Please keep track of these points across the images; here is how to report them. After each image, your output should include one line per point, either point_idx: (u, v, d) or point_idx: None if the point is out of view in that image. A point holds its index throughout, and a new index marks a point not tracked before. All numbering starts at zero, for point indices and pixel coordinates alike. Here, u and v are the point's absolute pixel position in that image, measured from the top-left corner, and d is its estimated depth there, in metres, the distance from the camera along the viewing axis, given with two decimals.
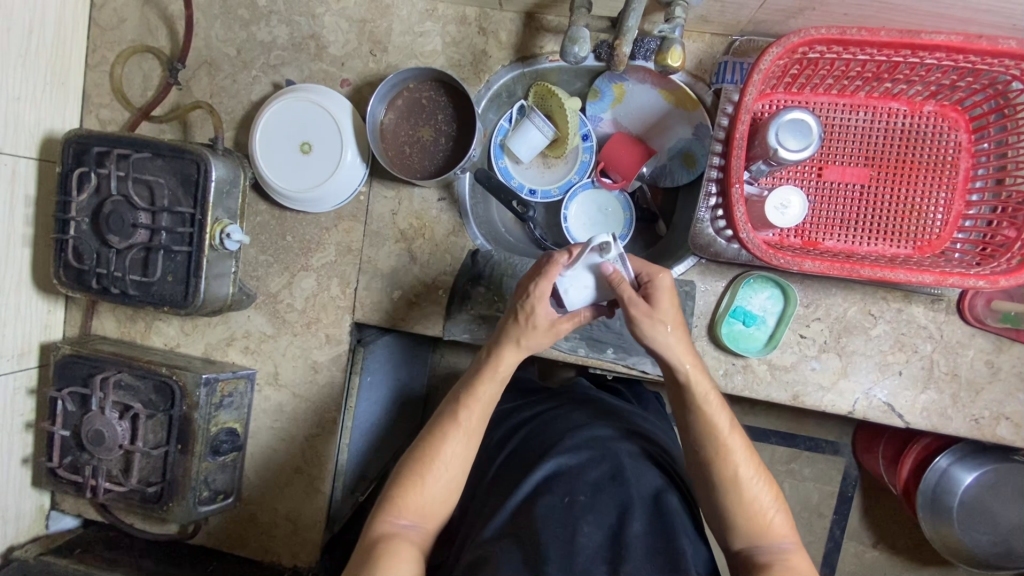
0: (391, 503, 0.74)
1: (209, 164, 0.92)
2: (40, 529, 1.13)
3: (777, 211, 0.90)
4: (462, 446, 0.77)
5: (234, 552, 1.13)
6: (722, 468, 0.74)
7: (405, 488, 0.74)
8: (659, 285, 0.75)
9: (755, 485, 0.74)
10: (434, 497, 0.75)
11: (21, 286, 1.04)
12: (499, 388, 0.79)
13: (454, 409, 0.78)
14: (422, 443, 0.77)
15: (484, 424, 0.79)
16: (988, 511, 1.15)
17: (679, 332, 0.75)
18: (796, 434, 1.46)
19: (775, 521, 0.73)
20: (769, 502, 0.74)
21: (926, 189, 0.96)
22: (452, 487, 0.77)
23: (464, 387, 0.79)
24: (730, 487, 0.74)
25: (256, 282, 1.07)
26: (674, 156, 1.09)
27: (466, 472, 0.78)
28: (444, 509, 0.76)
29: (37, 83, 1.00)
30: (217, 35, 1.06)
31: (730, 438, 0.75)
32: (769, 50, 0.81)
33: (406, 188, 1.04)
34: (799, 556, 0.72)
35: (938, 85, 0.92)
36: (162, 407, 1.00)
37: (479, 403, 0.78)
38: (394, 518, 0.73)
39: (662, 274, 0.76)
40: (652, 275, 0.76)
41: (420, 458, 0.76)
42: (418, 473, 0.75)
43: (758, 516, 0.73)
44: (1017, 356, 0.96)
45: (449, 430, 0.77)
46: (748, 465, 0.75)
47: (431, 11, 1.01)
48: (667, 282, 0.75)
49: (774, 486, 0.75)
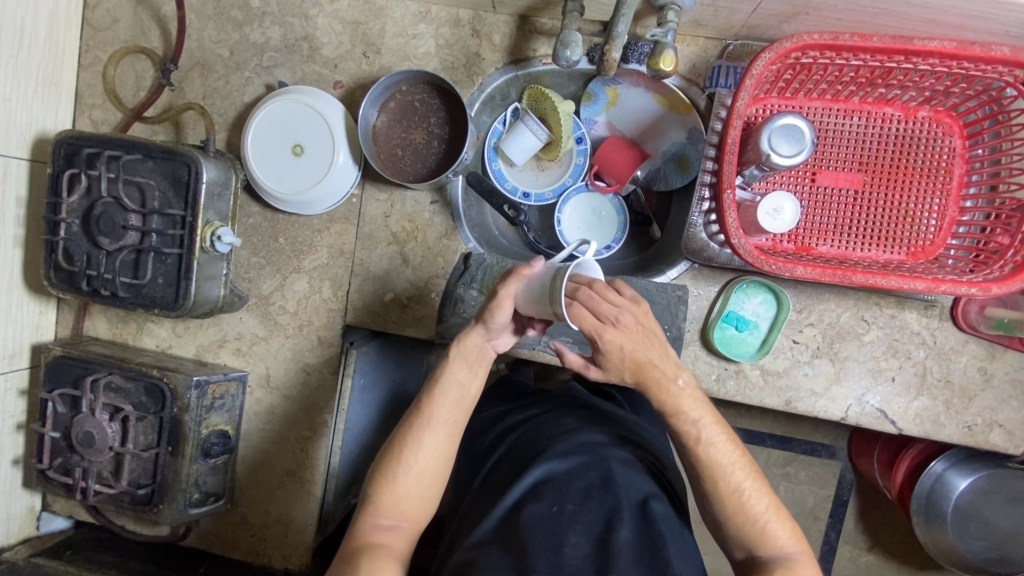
0: (371, 503, 0.73)
1: (200, 166, 0.92)
2: (31, 531, 1.13)
3: (770, 215, 0.92)
4: (432, 438, 0.74)
5: (224, 554, 1.13)
6: (705, 480, 0.73)
7: (382, 486, 0.73)
8: (601, 344, 0.67)
9: (744, 495, 0.72)
10: (410, 493, 0.74)
11: (12, 287, 1.04)
12: (465, 374, 0.76)
13: (420, 402, 0.76)
14: (394, 439, 0.75)
15: (457, 414, 0.76)
16: (982, 517, 1.14)
17: (642, 365, 0.69)
18: (791, 438, 1.46)
19: (772, 528, 0.71)
20: (762, 510, 0.71)
21: (920, 195, 0.95)
22: (427, 481, 0.74)
23: (430, 379, 0.77)
24: (716, 497, 0.72)
25: (248, 284, 1.07)
26: (668, 159, 1.08)
27: (442, 465, 0.76)
28: (424, 505, 0.75)
29: (28, 84, 1.00)
30: (210, 36, 1.06)
31: (719, 449, 0.72)
32: (762, 55, 0.80)
33: (399, 191, 1.04)
34: (805, 565, 0.70)
35: (932, 90, 0.92)
36: (153, 409, 1.00)
37: (446, 393, 0.75)
38: (375, 519, 0.72)
39: (606, 335, 0.66)
40: (596, 333, 0.66)
41: (392, 455, 0.74)
42: (391, 470, 0.74)
43: (750, 523, 0.71)
44: (1010, 363, 0.96)
45: (417, 423, 0.75)
46: (734, 475, 0.72)
47: (424, 13, 1.01)
48: (613, 339, 0.67)
49: (768, 492, 0.72)
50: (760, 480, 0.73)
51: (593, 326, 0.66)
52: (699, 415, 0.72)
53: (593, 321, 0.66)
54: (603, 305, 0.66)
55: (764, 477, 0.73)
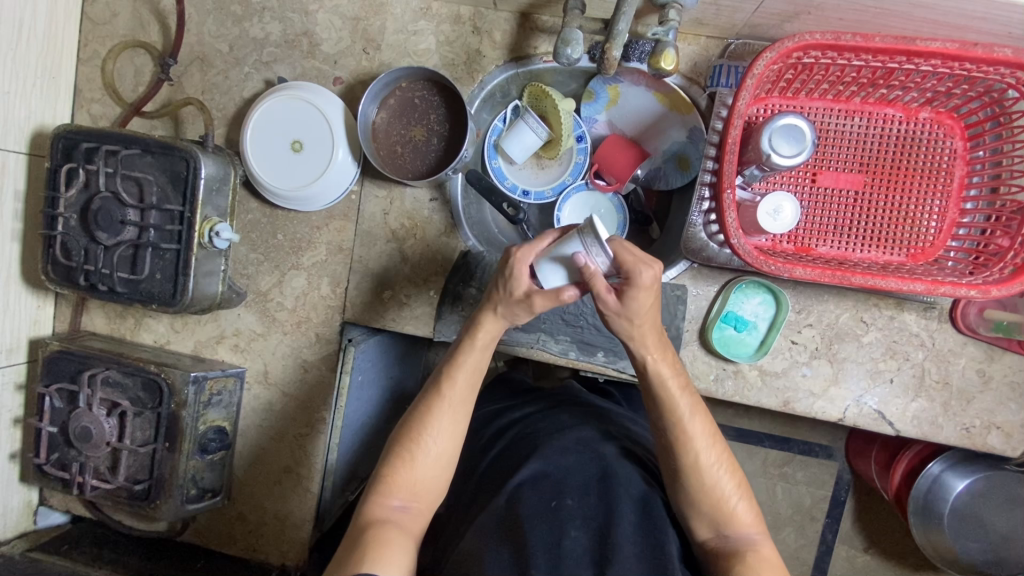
0: (382, 485, 0.75)
1: (198, 162, 0.91)
2: (28, 525, 1.13)
3: (770, 216, 0.92)
4: (447, 418, 0.77)
5: (221, 550, 1.13)
6: (683, 455, 0.75)
7: (394, 467, 0.75)
8: (639, 281, 0.70)
9: (716, 472, 0.75)
10: (422, 474, 0.76)
11: (10, 282, 1.04)
12: (481, 357, 0.80)
13: (437, 383, 0.79)
14: (408, 420, 0.78)
15: (471, 396, 0.79)
16: (979, 520, 1.14)
17: (647, 320, 0.74)
18: (789, 438, 1.46)
19: (739, 508, 0.74)
20: (731, 489, 0.74)
21: (920, 197, 0.95)
22: (439, 463, 0.77)
23: (447, 361, 0.80)
24: (694, 472, 0.75)
25: (247, 280, 1.06)
26: (668, 158, 1.08)
27: (454, 447, 0.78)
28: (433, 488, 0.77)
29: (27, 78, 1.00)
30: (209, 31, 1.05)
31: (691, 422, 0.75)
32: (763, 55, 0.80)
33: (398, 187, 1.03)
34: (767, 544, 0.73)
35: (934, 92, 0.92)
36: (150, 404, 1.00)
37: (458, 373, 0.79)
38: (385, 499, 0.74)
39: (645, 269, 0.70)
40: (636, 269, 0.70)
41: (407, 436, 0.77)
42: (405, 450, 0.76)
43: (721, 502, 0.74)
44: (1009, 365, 0.96)
45: (434, 405, 0.78)
46: (710, 451, 0.75)
47: (425, 10, 1.01)
48: (648, 280, 0.70)
49: (738, 475, 0.76)
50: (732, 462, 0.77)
51: (633, 261, 0.70)
52: (686, 388, 0.77)
53: (630, 259, 0.70)
54: (635, 251, 0.71)
55: (737, 464, 0.77)
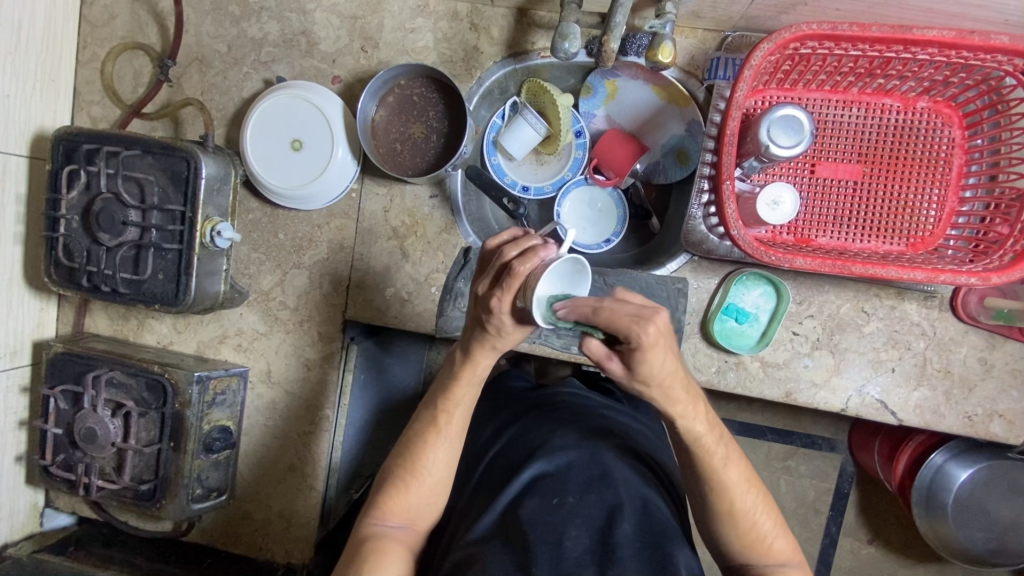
0: (378, 507, 0.77)
1: (199, 161, 0.92)
2: (35, 527, 1.14)
3: (769, 207, 0.91)
4: (444, 450, 0.77)
5: (228, 550, 1.13)
6: (720, 501, 0.74)
7: (391, 493, 0.77)
8: (643, 344, 0.56)
9: (754, 515, 0.74)
10: (419, 500, 0.77)
11: (13, 286, 1.04)
12: (478, 389, 0.77)
13: (433, 417, 0.78)
14: (407, 447, 0.78)
15: (463, 425, 0.78)
16: (982, 509, 1.14)
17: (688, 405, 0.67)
18: (791, 431, 1.46)
19: (775, 545, 0.75)
20: (769, 530, 0.75)
21: (919, 185, 0.95)
22: (436, 491, 0.78)
23: (440, 392, 0.78)
24: (706, 507, 0.75)
25: (249, 279, 1.07)
26: (667, 152, 1.08)
27: (449, 475, 0.79)
28: (431, 510, 0.79)
29: (28, 82, 1.00)
30: (208, 31, 1.05)
31: (725, 473, 0.73)
32: (760, 46, 0.80)
33: (397, 185, 1.04)
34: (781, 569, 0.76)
35: (931, 80, 0.92)
36: (154, 404, 1.01)
37: (458, 408, 0.77)
38: (381, 521, 0.76)
39: (646, 331, 0.56)
40: (632, 333, 0.56)
41: (402, 468, 0.77)
42: (402, 479, 0.77)
43: (757, 541, 0.75)
44: (1010, 353, 0.96)
45: (431, 438, 0.77)
46: (748, 496, 0.74)
47: (422, 7, 1.01)
48: (653, 338, 0.56)
49: (775, 513, 0.76)
50: (766, 499, 0.76)
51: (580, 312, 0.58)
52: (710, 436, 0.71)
53: (625, 321, 0.57)
54: (625, 313, 0.57)
55: (770, 497, 0.76)
